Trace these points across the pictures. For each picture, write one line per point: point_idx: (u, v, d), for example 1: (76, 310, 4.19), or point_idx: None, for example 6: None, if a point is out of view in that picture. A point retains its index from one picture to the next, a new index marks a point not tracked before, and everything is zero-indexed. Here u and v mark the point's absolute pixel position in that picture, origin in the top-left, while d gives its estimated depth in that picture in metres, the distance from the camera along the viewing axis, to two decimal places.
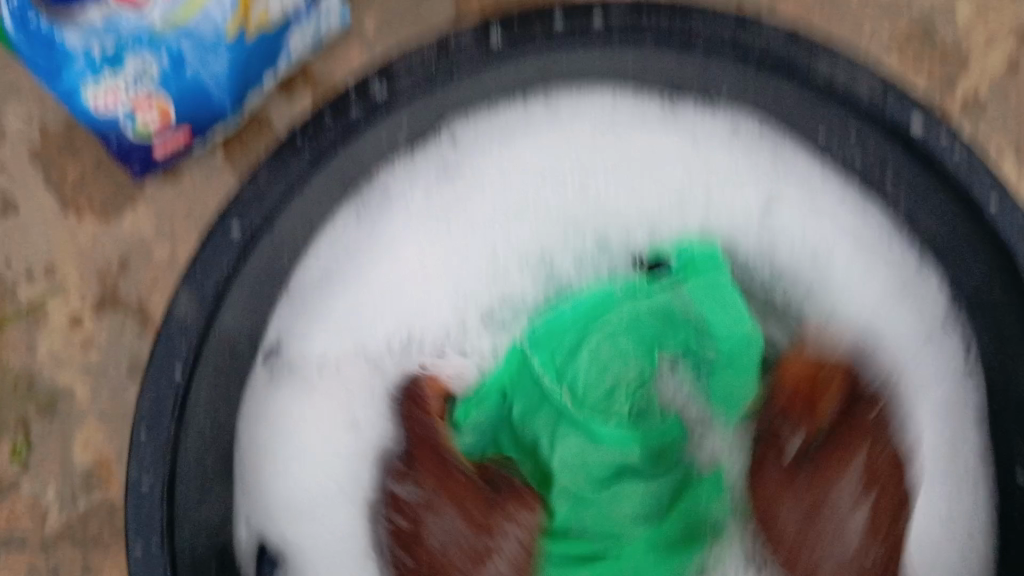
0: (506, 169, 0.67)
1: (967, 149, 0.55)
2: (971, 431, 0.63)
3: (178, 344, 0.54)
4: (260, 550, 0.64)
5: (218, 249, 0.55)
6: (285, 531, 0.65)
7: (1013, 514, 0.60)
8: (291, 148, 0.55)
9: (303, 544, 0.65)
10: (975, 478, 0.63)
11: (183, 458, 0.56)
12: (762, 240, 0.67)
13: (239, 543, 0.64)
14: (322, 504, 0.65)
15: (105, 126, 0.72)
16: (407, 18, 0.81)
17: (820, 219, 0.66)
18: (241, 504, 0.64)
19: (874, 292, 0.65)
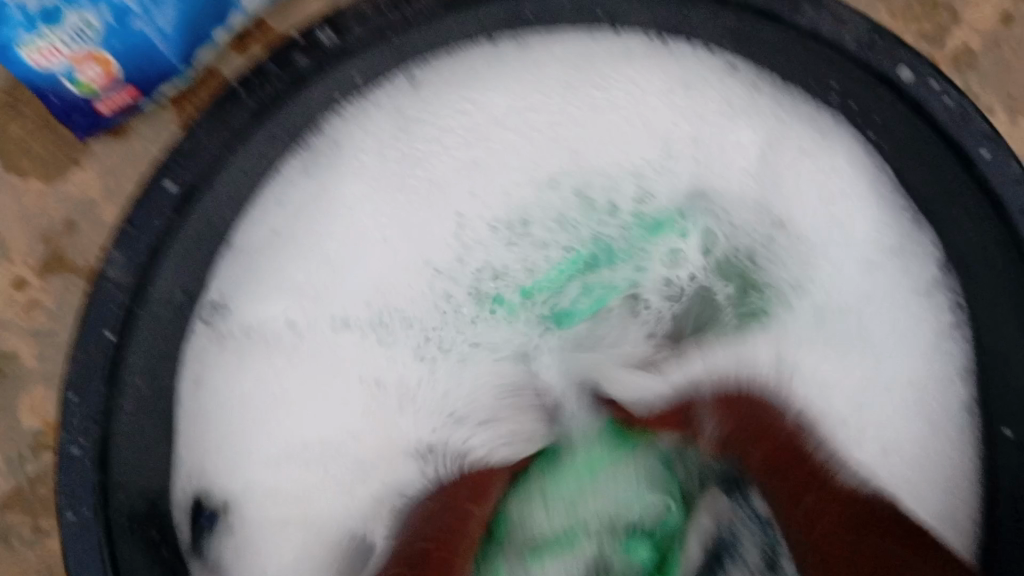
0: (472, 122, 0.62)
1: (957, 94, 0.51)
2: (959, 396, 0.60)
3: (109, 302, 0.50)
4: (200, 509, 0.59)
5: (152, 206, 0.50)
6: (237, 488, 0.60)
7: (995, 477, 0.57)
8: (234, 102, 0.51)
9: (259, 503, 0.60)
10: (959, 443, 0.60)
11: (119, 428, 0.52)
12: (746, 194, 0.63)
13: (179, 503, 0.58)
14: (289, 459, 0.61)
15: (42, 79, 0.67)
16: None
17: (829, 168, 0.61)
18: (183, 459, 0.59)
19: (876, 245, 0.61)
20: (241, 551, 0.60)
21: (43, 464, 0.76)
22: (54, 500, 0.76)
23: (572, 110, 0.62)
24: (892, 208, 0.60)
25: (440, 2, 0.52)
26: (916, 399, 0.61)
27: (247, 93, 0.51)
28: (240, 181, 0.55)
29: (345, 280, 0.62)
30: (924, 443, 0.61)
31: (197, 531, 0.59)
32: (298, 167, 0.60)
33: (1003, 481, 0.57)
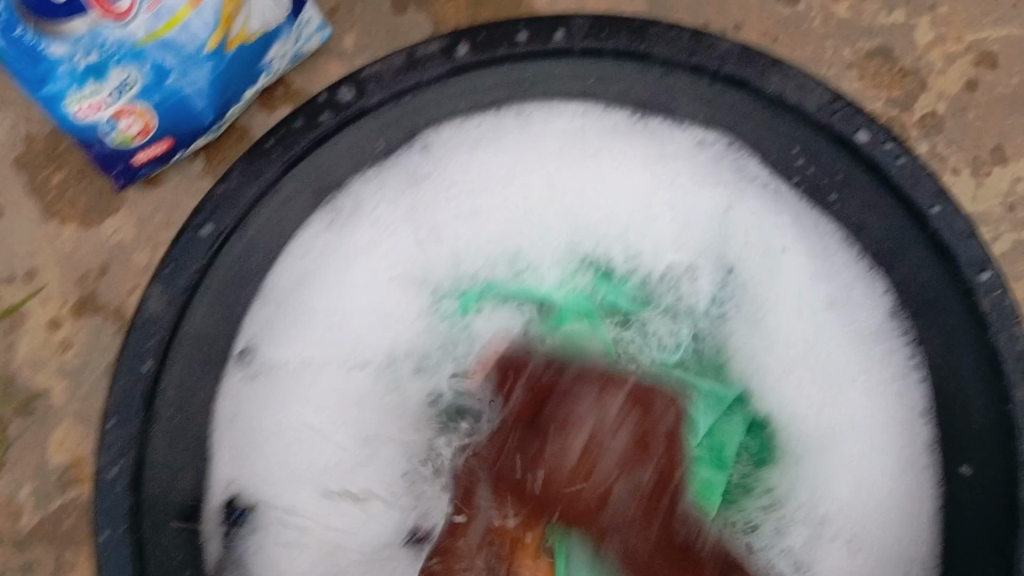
0: (479, 177, 0.68)
1: (905, 156, 0.57)
2: (921, 425, 0.62)
3: (146, 337, 0.57)
4: (232, 506, 0.62)
5: (187, 247, 0.57)
6: (264, 494, 0.64)
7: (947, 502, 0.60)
8: (263, 152, 0.58)
9: (284, 508, 0.64)
10: (923, 467, 0.62)
11: (153, 449, 0.58)
12: (721, 248, 0.68)
13: (211, 512, 0.61)
14: (306, 472, 0.65)
15: (85, 132, 0.73)
16: (387, 31, 0.84)
17: (789, 227, 0.66)
18: (223, 457, 0.62)
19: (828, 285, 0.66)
20: (263, 551, 0.63)
21: (68, 496, 0.81)
22: (77, 532, 0.81)
23: (570, 172, 0.68)
24: (838, 261, 0.65)
25: (451, 70, 0.59)
26: (876, 427, 0.64)
27: (275, 144, 0.58)
28: (269, 233, 0.61)
29: (354, 321, 0.68)
30: (900, 467, 0.63)
31: (229, 527, 0.62)
32: (319, 226, 0.65)
33: (953, 504, 0.59)
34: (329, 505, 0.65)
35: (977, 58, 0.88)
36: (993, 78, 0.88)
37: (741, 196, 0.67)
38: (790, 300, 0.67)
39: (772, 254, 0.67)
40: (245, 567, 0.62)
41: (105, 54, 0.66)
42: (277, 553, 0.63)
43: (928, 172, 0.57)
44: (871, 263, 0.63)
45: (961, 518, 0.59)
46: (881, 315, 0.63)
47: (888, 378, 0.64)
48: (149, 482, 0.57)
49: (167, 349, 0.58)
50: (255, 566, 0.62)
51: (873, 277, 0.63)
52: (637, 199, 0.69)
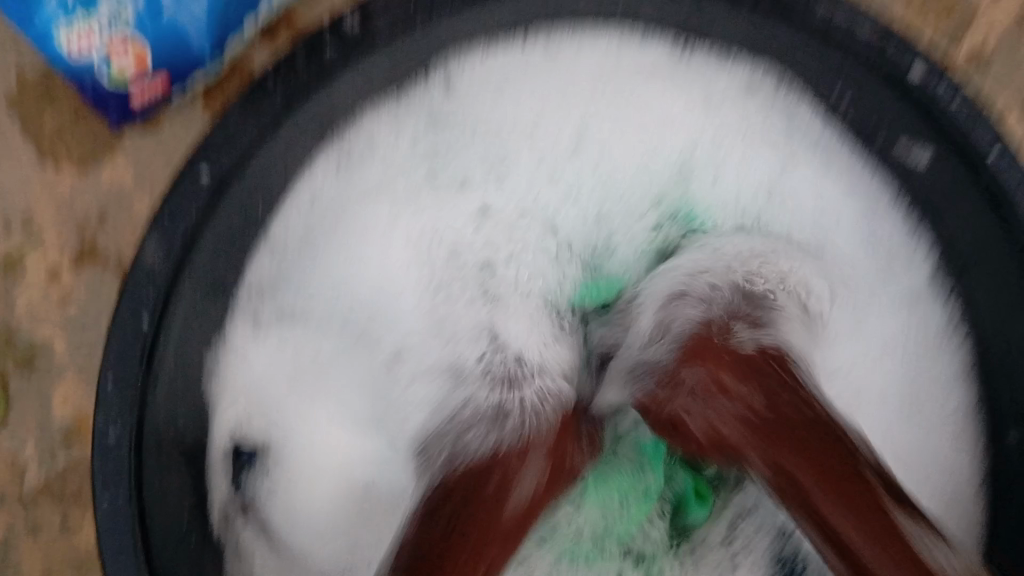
0: (504, 116, 0.63)
1: (961, 95, 0.52)
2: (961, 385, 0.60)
3: (145, 290, 0.52)
4: (238, 450, 0.60)
5: (187, 192, 0.52)
6: (281, 437, 0.61)
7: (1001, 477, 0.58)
8: (263, 92, 0.53)
9: (297, 449, 0.62)
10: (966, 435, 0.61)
11: (155, 411, 0.54)
12: (763, 204, 0.65)
13: (216, 464, 0.59)
14: (315, 421, 0.62)
15: (79, 71, 0.69)
16: None
17: (823, 198, 0.63)
18: (226, 402, 0.59)
19: (869, 229, 0.63)
20: (274, 493, 0.61)
21: (73, 453, 0.78)
22: (87, 486, 0.78)
23: (606, 110, 0.63)
24: (882, 229, 0.62)
25: (464, 1, 0.54)
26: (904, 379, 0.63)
27: (276, 83, 0.53)
28: (269, 175, 0.56)
29: (368, 287, 0.63)
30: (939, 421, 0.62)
31: (241, 468, 0.60)
32: (325, 172, 0.61)
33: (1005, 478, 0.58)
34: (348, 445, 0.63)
35: None
36: None
37: (790, 158, 0.63)
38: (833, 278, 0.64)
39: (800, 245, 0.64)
40: (260, 507, 0.60)
41: None
42: (291, 496, 0.61)
43: (988, 120, 0.52)
44: (918, 221, 0.60)
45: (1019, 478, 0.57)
46: (914, 288, 0.62)
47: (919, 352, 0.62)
48: (151, 446, 0.53)
49: (166, 303, 0.53)
50: (267, 507, 0.60)
51: (916, 239, 0.61)
52: (681, 142, 0.63)
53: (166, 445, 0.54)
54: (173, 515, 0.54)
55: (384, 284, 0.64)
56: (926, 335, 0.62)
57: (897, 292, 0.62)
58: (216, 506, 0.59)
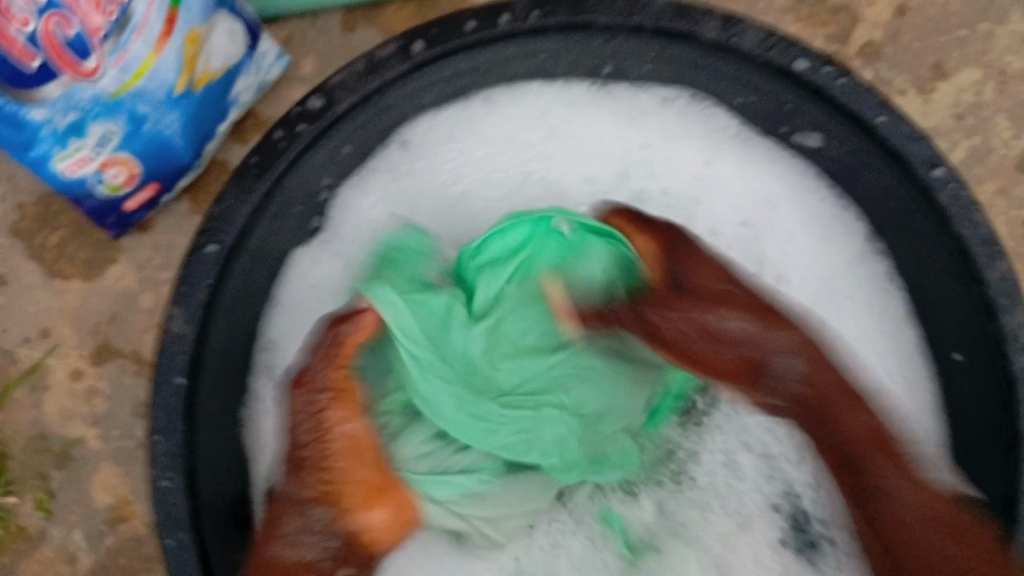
0: (454, 161, 0.72)
1: (848, 75, 0.62)
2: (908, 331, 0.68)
3: (176, 354, 0.59)
4: None
5: (199, 260, 0.60)
6: None
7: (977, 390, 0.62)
8: (245, 171, 0.60)
9: None
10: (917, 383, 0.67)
11: (200, 460, 0.60)
12: (709, 198, 0.73)
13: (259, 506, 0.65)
14: None
15: (73, 187, 0.77)
16: (337, 37, 0.89)
17: (772, 177, 0.71)
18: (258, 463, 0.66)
19: (790, 203, 0.71)
20: None
21: (120, 533, 0.84)
22: (134, 565, 0.84)
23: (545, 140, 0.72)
24: (813, 201, 0.70)
25: (409, 66, 0.62)
26: (869, 331, 0.69)
27: (259, 162, 0.61)
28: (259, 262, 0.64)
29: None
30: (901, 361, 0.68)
31: None
32: (308, 260, 0.69)
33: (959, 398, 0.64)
34: None
35: None
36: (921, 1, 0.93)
37: (713, 150, 0.72)
38: (798, 253, 0.71)
39: (770, 206, 0.72)
40: None
41: (83, 110, 0.71)
42: None
43: (867, 89, 0.62)
44: (837, 191, 0.69)
45: (977, 407, 0.62)
46: (852, 254, 0.69)
47: (867, 321, 0.69)
48: (204, 487, 0.60)
49: (194, 383, 0.60)
50: None
51: (844, 214, 0.69)
52: (615, 161, 0.73)
53: (211, 495, 0.61)
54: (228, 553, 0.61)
55: None
56: (878, 286, 0.69)
57: (838, 258, 0.70)
58: None
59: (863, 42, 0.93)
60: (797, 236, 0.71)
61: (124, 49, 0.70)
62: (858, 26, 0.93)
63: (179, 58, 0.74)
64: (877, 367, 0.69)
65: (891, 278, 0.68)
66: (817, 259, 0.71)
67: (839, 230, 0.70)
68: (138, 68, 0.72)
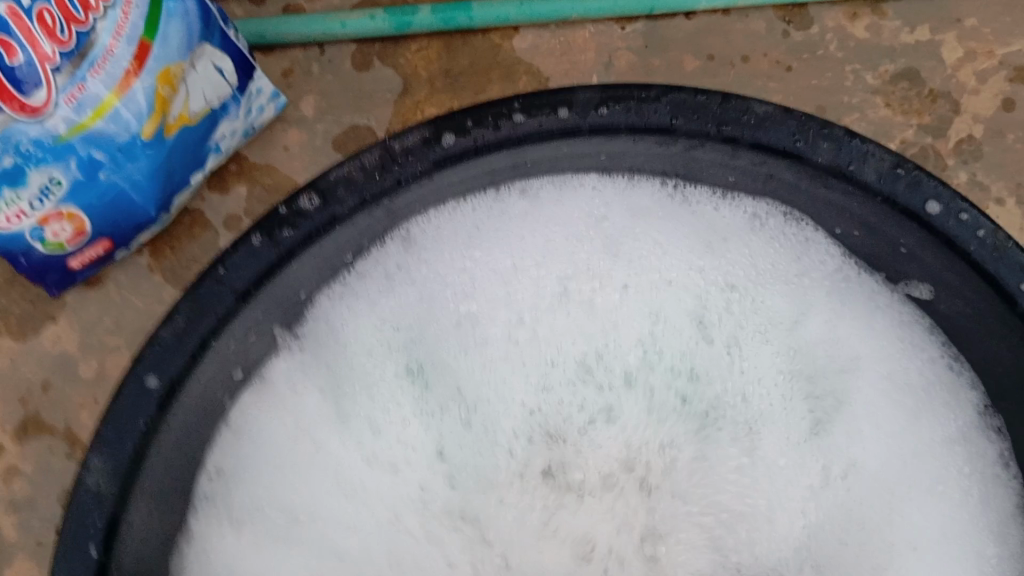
0: (476, 271, 0.57)
1: (989, 227, 0.49)
2: (1011, 537, 0.51)
3: (92, 513, 0.45)
4: None
5: (135, 395, 0.46)
6: None
7: None
8: (211, 279, 0.46)
9: None
10: None
11: None
12: (801, 343, 0.57)
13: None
14: None
15: (8, 245, 0.62)
16: (350, 77, 0.75)
17: (867, 330, 0.56)
18: None
19: (884, 349, 0.56)
20: None
21: None
22: None
23: (600, 265, 0.58)
24: (920, 360, 0.55)
25: (433, 163, 0.48)
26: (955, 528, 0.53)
27: (228, 273, 0.47)
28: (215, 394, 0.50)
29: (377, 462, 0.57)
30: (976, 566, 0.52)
31: None
32: (279, 378, 0.56)
33: None
34: None
35: (1013, 73, 0.79)
36: None
37: (815, 289, 0.57)
38: (880, 428, 0.56)
39: (855, 366, 0.57)
40: None
41: (23, 154, 0.57)
42: None
43: (1014, 246, 0.49)
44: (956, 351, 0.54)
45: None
46: (952, 432, 0.54)
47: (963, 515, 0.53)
48: None
49: (109, 559, 0.45)
50: None
51: (957, 384, 0.54)
52: (693, 291, 0.58)
53: None
54: None
55: (353, 456, 0.57)
56: (979, 472, 0.53)
57: (933, 435, 0.55)
58: None
59: (961, 135, 0.79)
60: (877, 385, 0.56)
61: (82, 84, 0.57)
62: (958, 117, 0.79)
63: (150, 97, 0.60)
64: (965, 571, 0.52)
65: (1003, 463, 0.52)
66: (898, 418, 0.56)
67: (943, 398, 0.55)
68: (96, 107, 0.58)
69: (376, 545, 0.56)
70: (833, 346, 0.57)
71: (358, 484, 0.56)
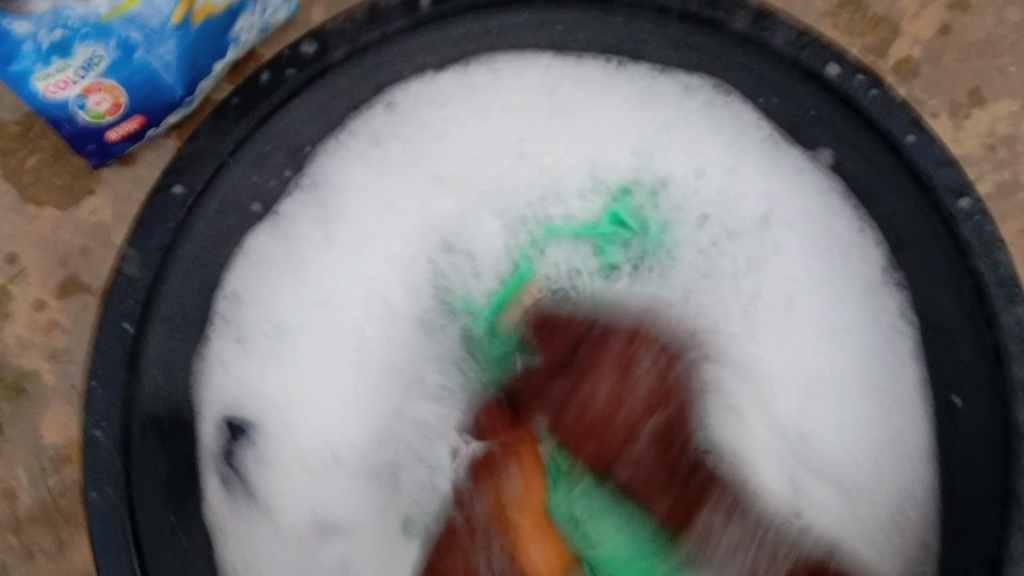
0: (450, 130, 0.67)
1: (878, 87, 0.57)
2: (912, 371, 0.62)
3: (126, 297, 0.55)
4: (229, 425, 0.64)
5: (161, 200, 0.56)
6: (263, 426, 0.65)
7: (959, 439, 0.58)
8: (227, 110, 0.57)
9: (271, 431, 0.65)
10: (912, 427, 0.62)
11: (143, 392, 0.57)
12: (727, 199, 0.68)
13: (207, 452, 0.62)
14: (297, 407, 0.66)
15: (53, 107, 0.73)
16: None
17: (789, 189, 0.65)
18: (206, 401, 0.62)
19: (814, 204, 0.64)
20: (259, 478, 0.64)
21: (63, 475, 0.81)
22: (76, 506, 0.80)
23: (551, 126, 0.68)
24: (836, 219, 0.64)
25: (413, 23, 0.58)
26: (870, 364, 0.64)
27: (241, 104, 0.57)
28: (229, 216, 0.60)
29: (372, 298, 0.68)
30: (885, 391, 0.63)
31: (230, 458, 0.63)
32: (287, 214, 0.65)
33: (949, 443, 0.59)
34: (319, 418, 0.67)
35: (951, 2, 0.88)
36: (967, 21, 0.88)
37: (742, 148, 0.66)
38: (803, 274, 0.66)
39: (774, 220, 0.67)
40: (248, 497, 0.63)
41: (70, 29, 0.66)
42: (263, 479, 0.65)
43: (900, 106, 0.57)
44: (865, 212, 0.62)
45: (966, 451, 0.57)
46: (865, 280, 0.63)
47: (881, 352, 0.63)
48: (136, 433, 0.56)
49: (139, 332, 0.56)
50: (251, 500, 0.64)
51: (864, 237, 0.63)
52: (632, 148, 0.68)
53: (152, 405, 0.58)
54: (151, 501, 0.57)
55: (360, 293, 0.68)
56: (890, 322, 0.62)
57: (853, 281, 0.64)
58: (212, 475, 0.62)
59: (901, 56, 0.88)
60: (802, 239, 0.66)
61: None
62: (898, 40, 0.88)
63: None
64: (868, 392, 0.64)
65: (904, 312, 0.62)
66: (821, 263, 0.65)
67: (858, 250, 0.63)
68: None
69: (372, 365, 0.68)
70: (759, 201, 0.67)
71: (360, 316, 0.68)
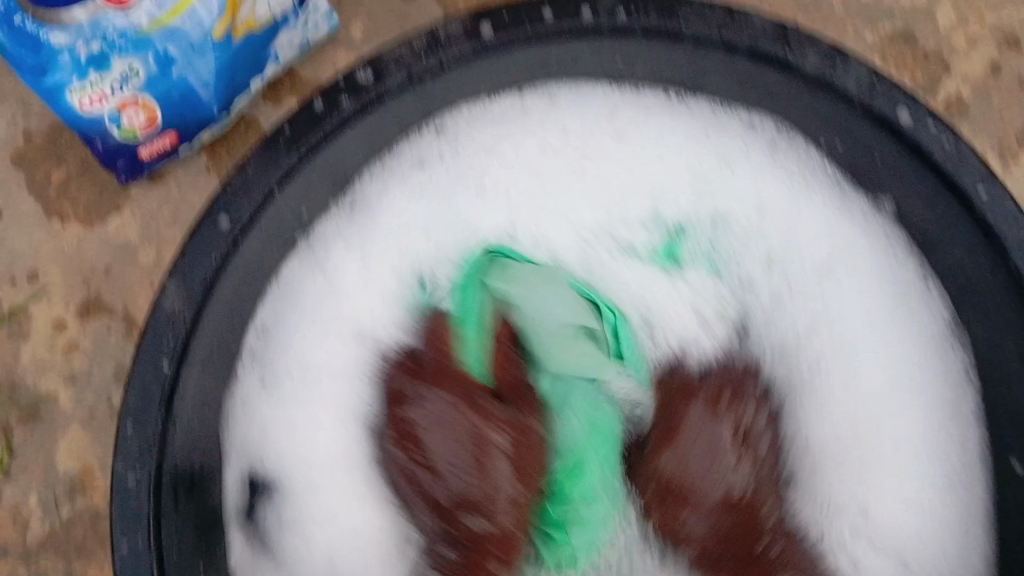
0: (503, 164, 0.65)
1: (954, 134, 0.55)
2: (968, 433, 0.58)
3: (166, 334, 0.54)
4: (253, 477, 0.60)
5: (207, 233, 0.54)
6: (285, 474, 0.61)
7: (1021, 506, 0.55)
8: (278, 139, 0.55)
9: (295, 483, 0.61)
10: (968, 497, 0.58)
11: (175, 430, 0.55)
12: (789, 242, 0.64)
13: (231, 504, 0.59)
14: (320, 457, 0.62)
15: (86, 122, 0.70)
16: (394, 8, 0.82)
17: (856, 236, 0.62)
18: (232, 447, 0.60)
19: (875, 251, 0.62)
20: (283, 534, 0.60)
21: (79, 504, 0.78)
22: (89, 539, 0.77)
23: (608, 155, 0.65)
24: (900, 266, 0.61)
25: (473, 51, 0.56)
26: (928, 428, 0.60)
27: (292, 133, 0.55)
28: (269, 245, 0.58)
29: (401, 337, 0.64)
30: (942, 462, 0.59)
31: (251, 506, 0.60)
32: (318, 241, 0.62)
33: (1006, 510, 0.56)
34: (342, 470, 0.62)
35: (1002, 40, 0.86)
36: (1019, 60, 0.86)
37: (808, 190, 0.63)
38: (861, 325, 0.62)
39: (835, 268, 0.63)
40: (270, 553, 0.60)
41: (109, 42, 0.63)
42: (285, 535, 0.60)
43: (973, 152, 0.55)
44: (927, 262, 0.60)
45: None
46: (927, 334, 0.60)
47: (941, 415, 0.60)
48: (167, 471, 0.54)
49: (177, 370, 0.54)
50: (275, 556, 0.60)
51: (928, 290, 0.60)
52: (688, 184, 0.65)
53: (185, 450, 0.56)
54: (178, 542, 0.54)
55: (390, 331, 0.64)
56: (950, 378, 0.59)
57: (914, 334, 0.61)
58: (233, 530, 0.59)
59: (951, 94, 0.86)
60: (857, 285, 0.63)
61: None
62: (949, 77, 0.86)
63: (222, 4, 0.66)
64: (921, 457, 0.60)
65: (965, 370, 0.59)
66: (875, 312, 0.62)
67: (921, 303, 0.60)
68: (175, 6, 0.63)
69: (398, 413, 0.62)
70: (824, 250, 0.63)
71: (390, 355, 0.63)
